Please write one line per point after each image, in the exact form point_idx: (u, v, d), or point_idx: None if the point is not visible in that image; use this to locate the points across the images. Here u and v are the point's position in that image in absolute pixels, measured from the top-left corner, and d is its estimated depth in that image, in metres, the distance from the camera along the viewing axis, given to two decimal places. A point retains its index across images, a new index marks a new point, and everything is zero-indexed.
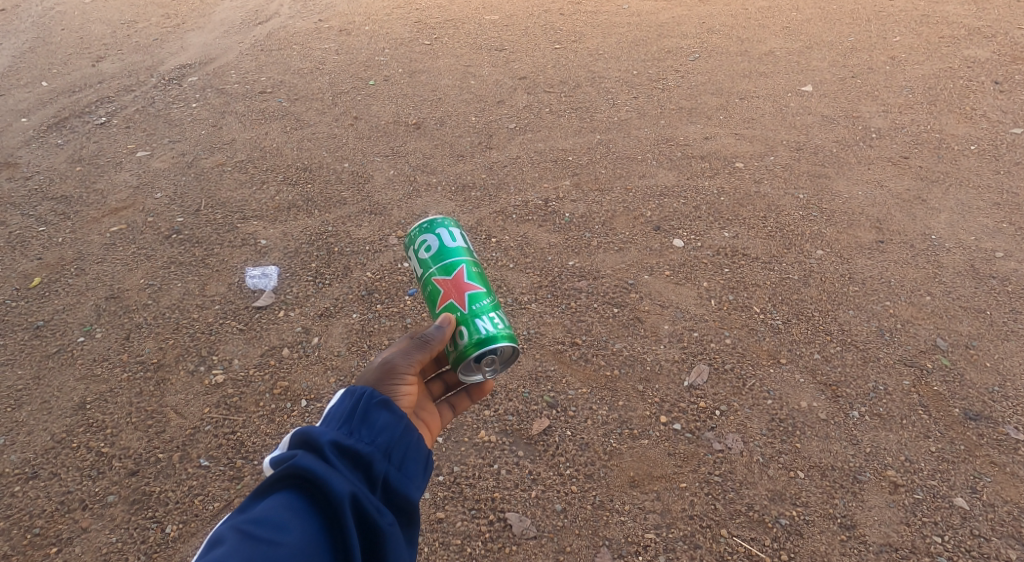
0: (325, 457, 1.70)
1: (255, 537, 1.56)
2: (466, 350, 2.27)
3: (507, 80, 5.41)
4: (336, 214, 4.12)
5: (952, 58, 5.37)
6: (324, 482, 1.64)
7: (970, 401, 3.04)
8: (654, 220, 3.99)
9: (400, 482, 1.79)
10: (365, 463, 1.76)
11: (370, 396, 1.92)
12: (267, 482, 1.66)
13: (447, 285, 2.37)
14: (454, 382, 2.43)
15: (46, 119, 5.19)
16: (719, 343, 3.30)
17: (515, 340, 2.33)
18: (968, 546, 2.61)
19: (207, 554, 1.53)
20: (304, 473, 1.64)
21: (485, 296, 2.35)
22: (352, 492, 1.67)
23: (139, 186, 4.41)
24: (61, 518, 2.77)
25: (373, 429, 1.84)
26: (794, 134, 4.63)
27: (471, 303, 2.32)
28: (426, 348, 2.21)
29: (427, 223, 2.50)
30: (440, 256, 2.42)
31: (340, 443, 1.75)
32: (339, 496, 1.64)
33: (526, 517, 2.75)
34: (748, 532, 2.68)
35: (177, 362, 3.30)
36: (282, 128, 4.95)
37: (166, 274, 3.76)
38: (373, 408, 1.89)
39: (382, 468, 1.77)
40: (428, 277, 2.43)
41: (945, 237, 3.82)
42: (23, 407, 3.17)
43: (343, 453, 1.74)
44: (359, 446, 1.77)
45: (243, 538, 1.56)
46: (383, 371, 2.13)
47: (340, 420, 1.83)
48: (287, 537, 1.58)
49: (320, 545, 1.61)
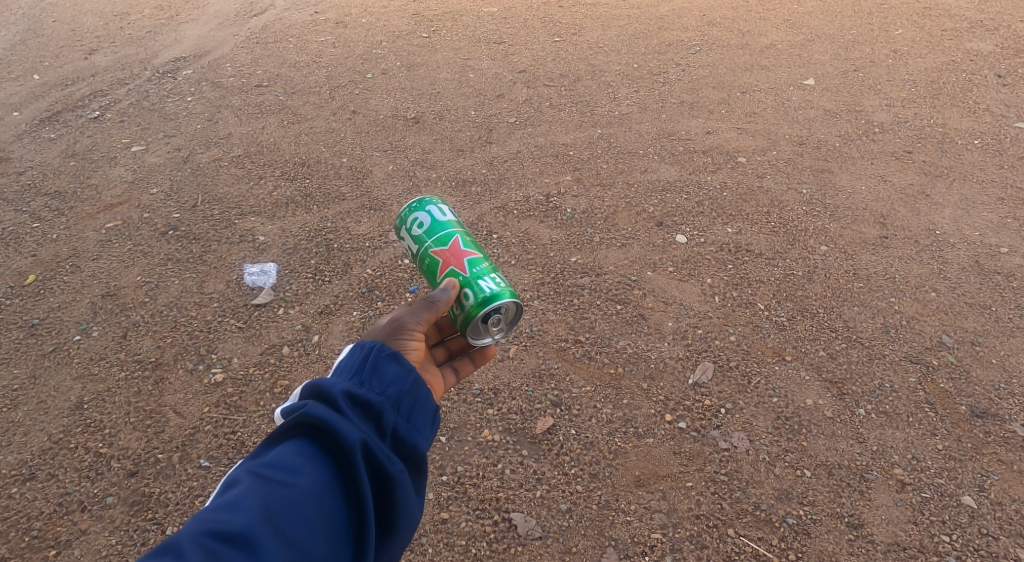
0: (337, 406, 1.69)
1: (269, 479, 1.59)
2: (472, 311, 2.25)
3: (506, 74, 5.36)
4: (335, 210, 4.08)
5: (955, 52, 5.34)
6: (335, 431, 1.64)
7: (976, 398, 3.03)
8: (657, 216, 3.96)
9: (409, 434, 1.77)
10: (375, 413, 1.74)
11: (380, 348, 1.87)
12: (279, 429, 1.68)
13: (445, 255, 2.35)
14: (457, 349, 2.41)
15: (38, 112, 5.11)
16: (724, 340, 3.28)
17: (517, 297, 2.32)
18: (976, 545, 2.59)
19: (224, 495, 1.57)
20: (315, 421, 1.65)
21: (483, 260, 2.33)
22: (363, 438, 1.66)
23: (134, 180, 4.36)
24: (60, 520, 2.73)
25: (382, 380, 1.80)
26: (797, 128, 4.60)
27: (470, 267, 2.30)
28: (433, 308, 2.14)
29: (417, 201, 2.49)
30: (433, 230, 2.41)
31: (352, 393, 1.73)
32: (349, 443, 1.63)
33: (532, 517, 2.72)
34: (755, 531, 2.66)
35: (176, 361, 3.26)
36: (279, 122, 4.89)
37: (163, 271, 3.72)
38: (383, 359, 1.84)
39: (391, 419, 1.75)
40: (424, 253, 2.41)
41: (950, 232, 3.80)
42: (20, 407, 3.12)
43: (353, 403, 1.73)
44: (370, 396, 1.75)
45: (258, 479, 1.59)
46: (391, 328, 2.04)
47: (351, 371, 1.81)
48: (300, 480, 1.60)
49: (332, 489, 1.62)
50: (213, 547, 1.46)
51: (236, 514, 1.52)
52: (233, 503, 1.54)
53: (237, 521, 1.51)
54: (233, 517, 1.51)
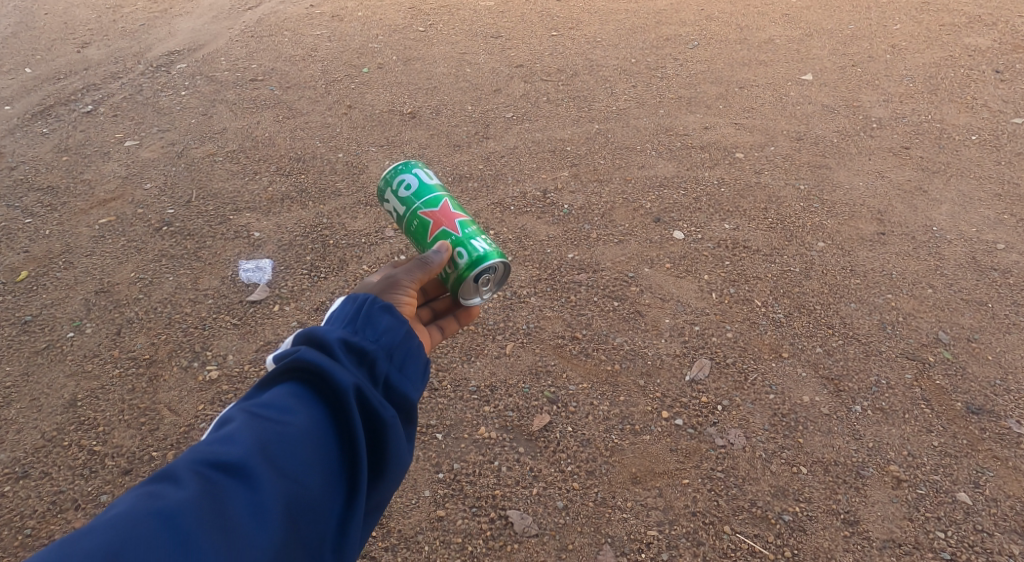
0: (331, 352, 1.61)
1: (263, 417, 1.51)
2: (464, 271, 2.25)
3: (503, 68, 5.34)
4: (331, 206, 4.06)
5: (953, 47, 5.33)
6: (329, 373, 1.56)
7: (972, 395, 3.03)
8: (654, 212, 3.95)
9: (401, 383, 1.70)
10: (368, 360, 1.66)
11: (372, 300, 1.81)
12: (273, 372, 1.60)
13: (436, 216, 2.33)
14: (442, 309, 2.33)
15: (31, 106, 5.07)
16: (720, 337, 3.27)
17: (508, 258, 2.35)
18: (971, 541, 2.59)
19: (216, 433, 1.49)
20: (309, 364, 1.56)
21: (472, 223, 2.34)
22: (357, 383, 1.58)
23: (128, 175, 4.33)
24: (53, 518, 2.71)
25: (375, 330, 1.74)
26: (794, 124, 4.59)
27: (461, 228, 2.31)
28: (427, 268, 2.12)
29: (402, 163, 2.45)
30: (421, 192, 2.38)
31: (346, 340, 1.65)
32: (343, 386, 1.56)
33: (528, 515, 2.72)
34: (752, 528, 2.66)
35: (171, 358, 3.24)
36: (275, 117, 4.86)
37: (157, 267, 3.69)
38: (376, 311, 1.78)
39: (384, 367, 1.68)
40: (411, 217, 2.39)
41: (947, 228, 3.79)
42: (12, 404, 3.10)
43: (348, 350, 1.65)
44: (364, 344, 1.67)
45: (251, 418, 1.51)
46: (386, 284, 1.98)
47: (344, 321, 1.74)
48: (294, 419, 1.52)
49: (327, 431, 1.54)
50: (209, 479, 1.39)
51: (229, 449, 1.44)
52: (226, 439, 1.46)
53: (231, 452, 1.43)
54: (227, 450, 1.43)
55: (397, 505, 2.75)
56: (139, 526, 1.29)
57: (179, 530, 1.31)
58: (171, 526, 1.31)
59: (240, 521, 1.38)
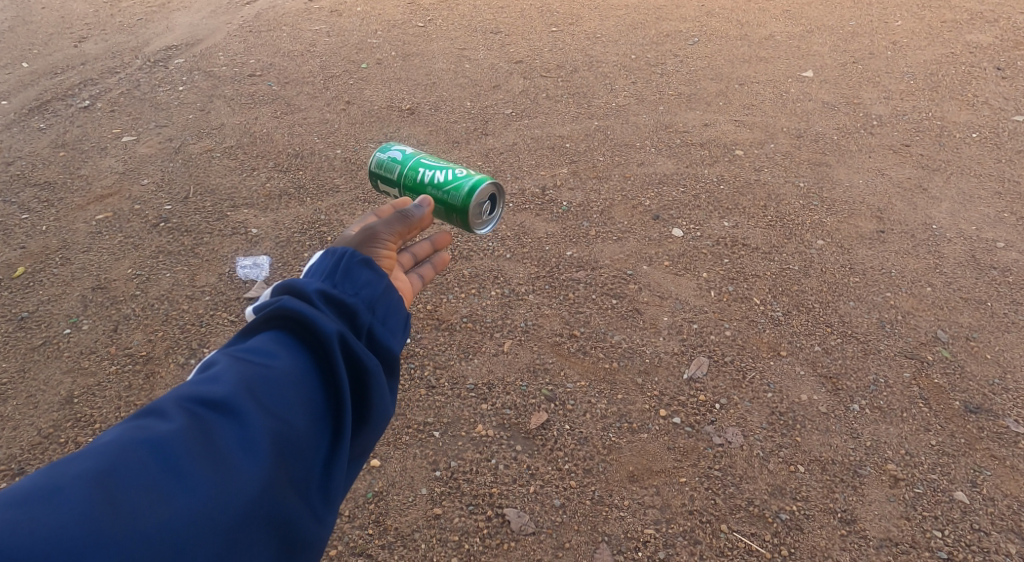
0: (312, 301, 1.57)
1: (247, 362, 1.46)
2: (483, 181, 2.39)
3: (502, 64, 5.31)
4: (329, 202, 4.05)
5: (954, 44, 5.31)
6: (313, 319, 1.51)
7: (970, 394, 3.02)
8: (653, 209, 3.94)
9: (384, 335, 1.66)
10: (351, 312, 1.61)
11: (352, 254, 1.75)
12: (253, 322, 1.57)
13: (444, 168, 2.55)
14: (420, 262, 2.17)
15: (28, 101, 5.06)
16: (719, 335, 3.26)
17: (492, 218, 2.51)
18: (969, 540, 2.59)
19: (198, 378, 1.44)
20: (291, 311, 1.52)
21: None
22: (341, 330, 1.54)
23: (125, 171, 4.31)
24: None
25: (356, 282, 1.69)
26: (795, 121, 4.57)
27: None
28: (407, 221, 2.00)
29: None
30: None
31: (327, 291, 1.60)
32: (328, 333, 1.51)
33: (525, 513, 2.71)
34: (749, 527, 2.65)
35: (168, 355, 3.23)
36: (272, 113, 4.85)
37: (154, 264, 3.68)
38: (357, 264, 1.73)
39: (366, 318, 1.63)
40: (405, 179, 2.49)
41: (946, 227, 3.78)
42: (8, 401, 3.09)
43: (329, 302, 1.60)
44: (344, 296, 1.62)
45: (234, 363, 1.46)
46: (364, 236, 1.90)
47: (324, 273, 1.69)
48: (278, 364, 1.48)
49: (312, 377, 1.50)
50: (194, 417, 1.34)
51: (213, 390, 1.39)
52: (209, 382, 1.41)
53: (215, 391, 1.39)
54: (212, 391, 1.39)
55: (394, 503, 2.74)
56: (126, 457, 1.25)
57: (166, 462, 1.27)
58: (159, 457, 1.27)
59: (229, 452, 1.33)
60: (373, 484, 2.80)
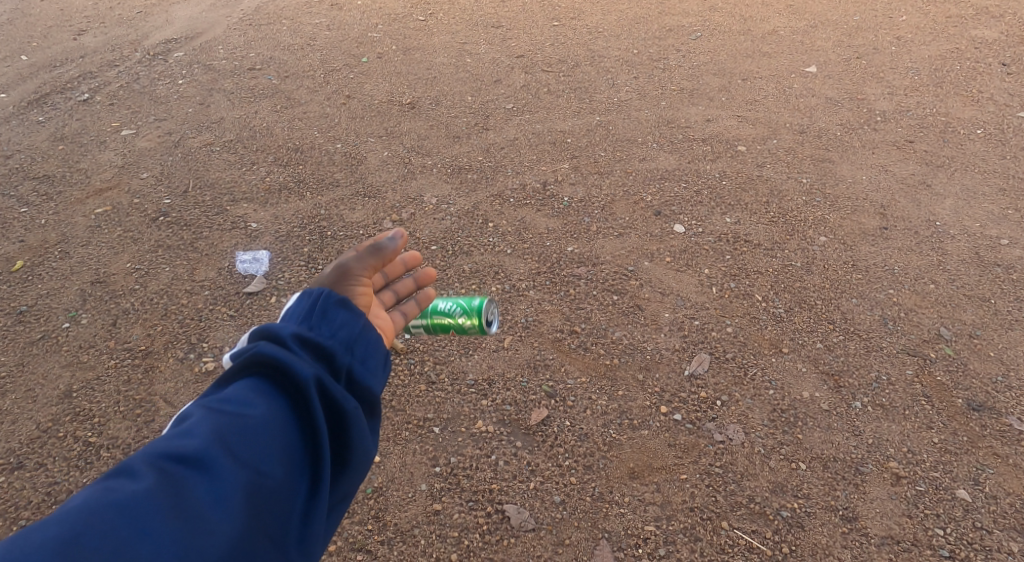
0: (289, 344, 1.51)
1: (222, 412, 1.43)
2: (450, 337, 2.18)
3: (503, 58, 5.29)
4: (329, 197, 4.03)
5: (959, 39, 5.28)
6: (287, 366, 1.47)
7: (973, 391, 3.00)
8: (654, 205, 3.92)
9: (367, 375, 1.58)
10: (329, 355, 1.54)
11: (332, 290, 1.67)
12: (229, 371, 1.52)
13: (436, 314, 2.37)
14: None
15: (27, 94, 5.03)
16: (720, 331, 3.25)
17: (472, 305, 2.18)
18: (970, 538, 2.57)
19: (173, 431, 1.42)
20: (265, 359, 1.48)
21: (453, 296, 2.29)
22: (317, 375, 1.49)
23: (124, 165, 4.29)
24: (48, 509, 2.69)
25: (336, 320, 1.61)
26: (798, 116, 4.55)
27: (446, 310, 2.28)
28: (381, 251, 1.80)
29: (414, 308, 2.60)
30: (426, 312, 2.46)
31: (303, 334, 1.54)
32: (303, 379, 1.46)
33: (525, 509, 2.70)
34: (749, 524, 2.64)
35: (167, 349, 3.22)
36: (272, 106, 4.82)
37: (153, 258, 3.66)
38: (337, 301, 1.65)
39: (345, 360, 1.55)
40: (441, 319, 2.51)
41: (950, 223, 3.76)
42: (7, 395, 3.07)
43: (305, 345, 1.53)
44: (322, 338, 1.55)
45: (208, 414, 1.43)
46: (336, 276, 1.73)
47: (303, 312, 1.62)
48: (252, 413, 1.44)
49: (288, 425, 1.46)
50: (162, 476, 1.31)
51: (183, 447, 1.36)
52: (181, 437, 1.38)
53: (185, 446, 1.36)
54: (182, 447, 1.36)
55: (393, 499, 2.73)
56: (94, 521, 1.23)
57: (131, 525, 1.24)
58: (128, 518, 1.25)
59: (199, 510, 1.30)
60: (372, 480, 2.79)
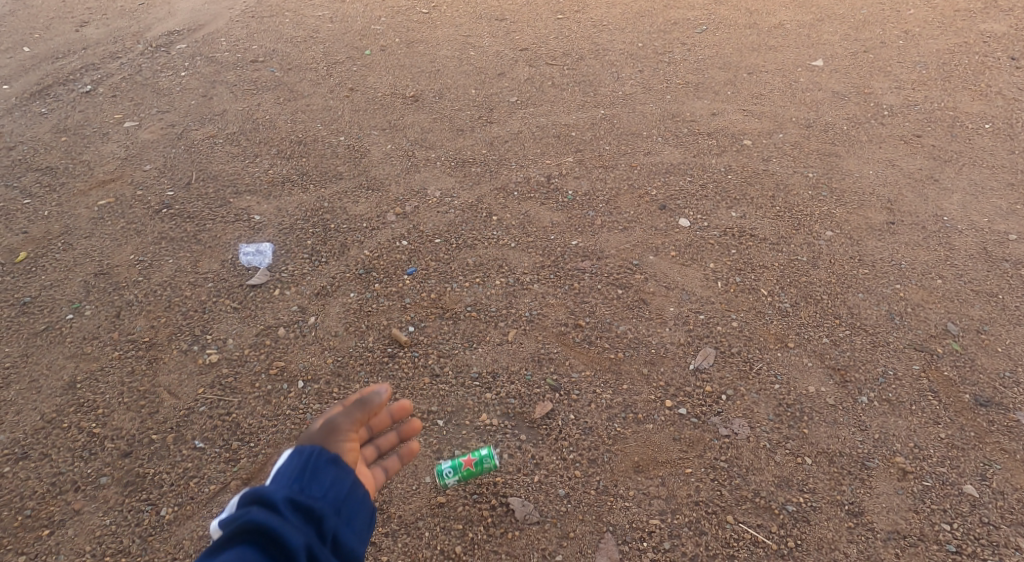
0: (280, 513, 1.60)
1: None
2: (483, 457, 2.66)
3: (508, 51, 5.27)
4: (332, 190, 4.02)
5: (968, 33, 5.26)
6: (280, 537, 1.56)
7: (981, 387, 3.00)
8: (660, 199, 3.91)
9: (351, 540, 1.68)
10: (317, 520, 1.64)
11: (319, 452, 1.77)
12: (219, 540, 1.58)
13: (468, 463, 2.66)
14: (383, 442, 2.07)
15: (29, 86, 5.01)
16: (726, 326, 3.24)
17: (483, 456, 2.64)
18: (977, 533, 2.57)
19: None
20: (258, 529, 1.57)
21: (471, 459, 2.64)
22: (307, 543, 1.59)
23: (127, 157, 4.28)
24: (53, 500, 2.68)
25: (322, 485, 1.70)
26: (804, 110, 4.54)
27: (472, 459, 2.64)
28: (367, 405, 1.93)
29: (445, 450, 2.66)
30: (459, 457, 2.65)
31: (293, 501, 1.64)
32: (294, 549, 1.56)
33: (530, 502, 2.69)
34: (755, 518, 2.63)
35: (170, 341, 3.21)
36: (275, 99, 4.80)
37: (157, 250, 3.65)
38: (323, 464, 1.75)
39: (332, 523, 1.65)
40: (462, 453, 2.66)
41: (957, 218, 3.75)
42: (11, 386, 3.06)
43: (296, 512, 1.62)
44: (312, 503, 1.65)
45: None
46: (323, 433, 1.85)
47: (291, 476, 1.70)
48: None
49: None
50: None
51: None
52: None
53: None
54: None
55: (397, 491, 2.72)
56: None
57: None
58: None
59: None
60: None
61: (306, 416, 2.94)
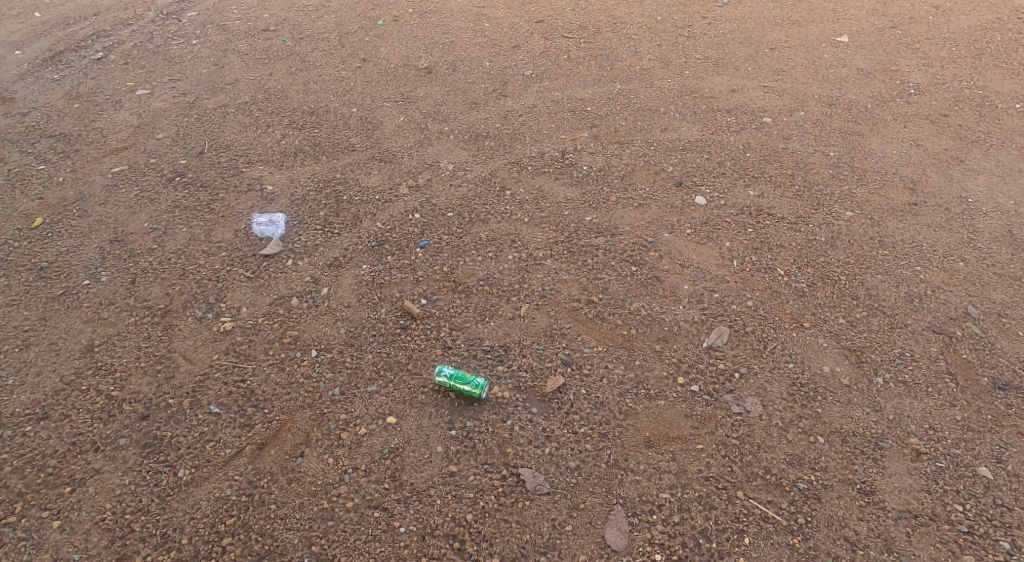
0: None
1: None
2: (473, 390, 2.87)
3: (524, 23, 5.21)
4: (345, 161, 3.99)
5: (1001, 9, 5.20)
6: None
7: (1000, 370, 2.99)
8: (676, 175, 3.88)
9: None
10: None
11: None
12: None
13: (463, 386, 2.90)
14: None
15: (41, 52, 4.96)
16: (740, 304, 3.23)
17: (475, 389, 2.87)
18: (990, 515, 2.58)
19: None
20: None
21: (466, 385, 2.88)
22: None
23: (140, 125, 4.25)
24: (73, 459, 2.70)
25: None
26: (827, 88, 4.49)
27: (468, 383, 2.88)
28: None
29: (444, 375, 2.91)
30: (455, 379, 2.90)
31: None
32: None
33: (540, 474, 2.70)
34: (766, 494, 2.64)
35: (185, 308, 3.21)
36: (287, 69, 4.76)
37: (171, 218, 3.64)
38: None
39: None
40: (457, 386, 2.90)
41: (983, 200, 3.72)
42: (31, 347, 3.06)
43: None
44: None
45: None
46: None
47: None
48: None
49: None
50: None
51: None
52: None
53: None
54: None
55: (409, 460, 2.73)
56: None
57: None
58: None
59: None
60: (388, 441, 2.78)
61: (319, 386, 2.94)
